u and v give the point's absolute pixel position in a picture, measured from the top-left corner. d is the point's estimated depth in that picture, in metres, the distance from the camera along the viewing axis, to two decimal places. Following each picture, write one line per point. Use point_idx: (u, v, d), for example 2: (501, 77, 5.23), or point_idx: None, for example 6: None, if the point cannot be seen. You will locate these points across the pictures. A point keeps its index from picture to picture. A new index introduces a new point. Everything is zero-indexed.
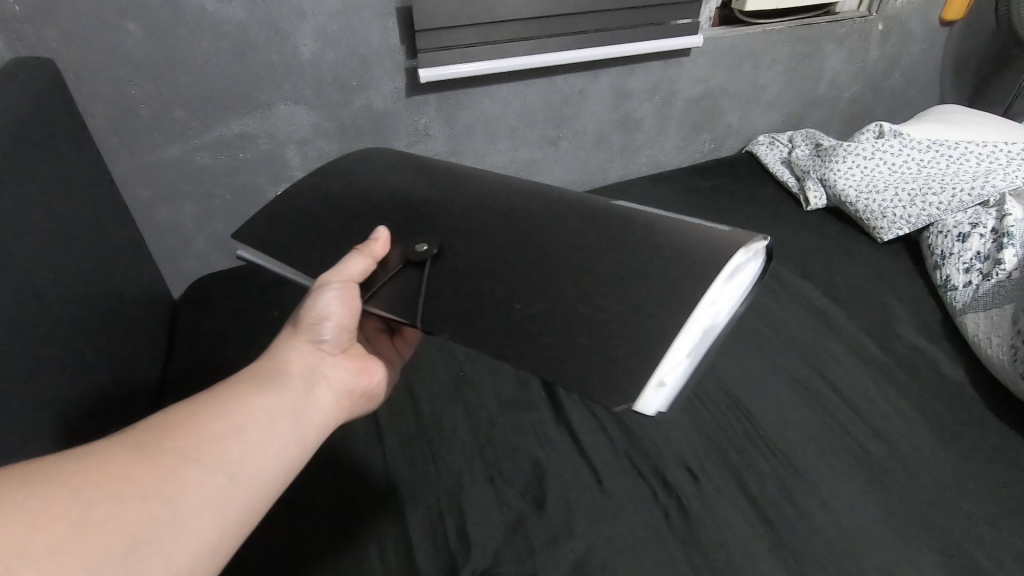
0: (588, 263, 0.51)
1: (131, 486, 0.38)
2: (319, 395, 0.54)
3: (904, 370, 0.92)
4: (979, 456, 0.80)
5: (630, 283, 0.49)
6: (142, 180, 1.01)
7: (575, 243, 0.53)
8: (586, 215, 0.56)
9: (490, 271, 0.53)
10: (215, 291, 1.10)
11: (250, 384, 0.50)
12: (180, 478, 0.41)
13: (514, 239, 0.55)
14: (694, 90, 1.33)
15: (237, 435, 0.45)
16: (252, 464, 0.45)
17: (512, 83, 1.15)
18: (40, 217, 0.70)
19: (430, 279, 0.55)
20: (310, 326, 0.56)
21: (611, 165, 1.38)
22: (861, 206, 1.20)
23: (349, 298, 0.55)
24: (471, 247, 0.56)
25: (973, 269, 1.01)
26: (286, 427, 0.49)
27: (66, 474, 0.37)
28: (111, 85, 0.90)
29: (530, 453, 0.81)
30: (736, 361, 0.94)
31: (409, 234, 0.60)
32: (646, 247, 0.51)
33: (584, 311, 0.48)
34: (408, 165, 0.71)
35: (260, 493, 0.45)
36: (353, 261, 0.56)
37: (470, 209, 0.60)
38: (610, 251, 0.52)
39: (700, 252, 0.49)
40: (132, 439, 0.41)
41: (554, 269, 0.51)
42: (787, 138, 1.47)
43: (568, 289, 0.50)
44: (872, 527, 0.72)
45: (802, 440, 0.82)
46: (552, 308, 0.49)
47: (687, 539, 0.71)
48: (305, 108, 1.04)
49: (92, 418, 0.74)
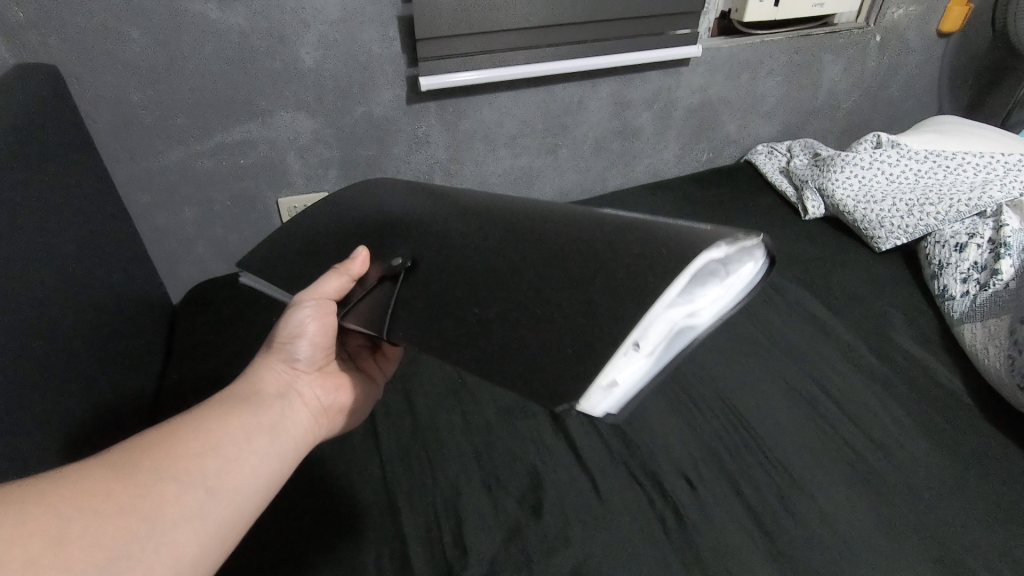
0: (560, 263, 0.50)
1: (110, 503, 0.38)
2: (292, 410, 0.57)
3: (901, 380, 0.92)
4: (978, 466, 0.80)
5: (598, 277, 0.47)
6: (143, 185, 1.01)
7: (551, 244, 0.52)
8: (562, 215, 0.55)
9: (458, 281, 0.54)
10: (215, 297, 1.10)
11: (223, 404, 0.52)
12: (158, 493, 0.41)
13: (490, 246, 0.55)
14: (692, 99, 1.33)
15: (214, 451, 0.46)
16: (231, 479, 0.46)
17: (512, 92, 1.16)
18: (40, 221, 0.70)
19: (400, 292, 0.56)
20: (284, 345, 0.60)
21: (610, 173, 1.39)
22: (859, 215, 1.21)
23: (324, 315, 0.58)
24: (448, 258, 0.56)
25: (970, 279, 1.02)
26: (262, 443, 0.50)
27: (43, 493, 0.37)
28: (113, 91, 0.90)
29: (528, 461, 0.80)
30: (733, 369, 0.94)
31: (389, 250, 0.61)
32: (612, 246, 0.49)
33: (551, 311, 0.47)
34: (403, 190, 0.73)
35: (240, 508, 0.46)
36: (326, 281, 0.59)
37: (448, 223, 0.61)
38: (583, 249, 0.50)
39: (667, 244, 0.47)
40: (108, 459, 0.41)
41: (520, 273, 0.51)
42: (785, 148, 1.47)
43: (529, 292, 0.49)
44: (870, 537, 0.72)
45: (800, 449, 0.82)
46: (512, 312, 0.49)
47: (684, 547, 0.71)
48: (306, 115, 1.05)
49: (91, 424, 0.74)
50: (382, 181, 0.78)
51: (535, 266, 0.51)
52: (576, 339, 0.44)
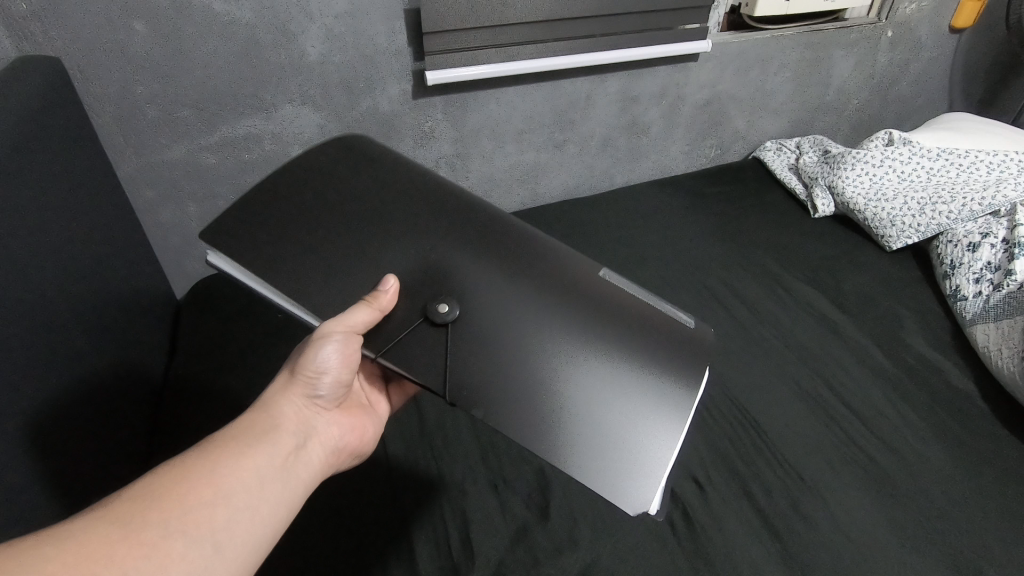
0: (591, 338, 0.58)
1: (110, 568, 0.37)
2: (310, 452, 0.54)
3: (912, 380, 0.91)
4: (991, 470, 0.78)
5: (627, 357, 0.57)
6: (147, 179, 1.01)
7: (580, 321, 0.59)
8: (581, 289, 0.62)
9: (505, 341, 0.57)
10: (220, 293, 1.10)
11: (241, 445, 0.49)
12: (162, 553, 0.40)
13: (524, 306, 0.59)
14: (701, 94, 1.32)
15: (225, 500, 0.45)
16: (239, 532, 0.44)
17: (519, 87, 1.14)
18: (41, 216, 0.69)
19: (452, 343, 0.57)
20: (307, 379, 0.56)
21: (617, 169, 1.38)
22: (870, 214, 1.20)
23: (348, 347, 0.56)
24: (496, 312, 0.59)
25: (983, 279, 1.00)
26: (275, 490, 0.48)
27: (43, 559, 0.36)
28: (117, 85, 0.89)
29: (535, 461, 0.80)
30: (742, 368, 0.93)
31: (418, 286, 0.60)
32: (634, 340, 0.59)
33: (596, 397, 0.55)
34: (380, 172, 0.69)
35: (246, 561, 0.45)
36: (358, 312, 0.56)
37: (485, 262, 0.62)
38: (605, 327, 0.59)
39: (679, 357, 0.59)
40: (114, 513, 0.40)
41: (561, 354, 0.57)
42: (794, 144, 1.46)
43: (578, 379, 0.55)
44: (881, 539, 0.71)
45: (810, 451, 0.81)
46: (565, 396, 0.55)
47: (693, 549, 0.70)
48: (310, 108, 1.04)
49: (88, 421, 0.73)
50: (359, 148, 0.71)
51: (568, 342, 0.57)
52: (630, 433, 0.53)
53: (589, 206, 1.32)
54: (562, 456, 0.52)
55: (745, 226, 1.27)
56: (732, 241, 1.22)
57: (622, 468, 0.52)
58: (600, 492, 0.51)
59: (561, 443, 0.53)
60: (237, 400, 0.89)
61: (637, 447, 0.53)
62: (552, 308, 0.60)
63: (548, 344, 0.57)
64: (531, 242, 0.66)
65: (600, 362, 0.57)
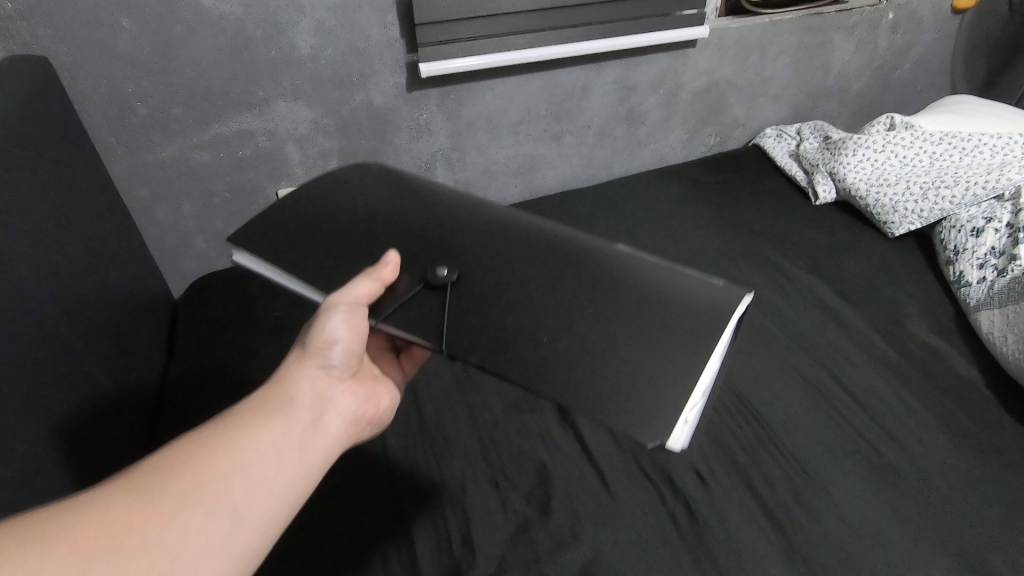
0: (605, 314, 0.56)
1: (126, 541, 0.38)
2: (327, 424, 0.54)
3: (916, 368, 0.90)
4: (996, 457, 0.78)
5: (647, 330, 0.55)
6: (141, 179, 1.00)
7: (592, 279, 0.59)
8: (595, 249, 0.63)
9: (507, 301, 0.58)
10: (217, 291, 1.09)
11: (255, 418, 0.49)
12: (178, 526, 0.40)
13: (532, 273, 0.61)
14: (700, 82, 1.30)
15: (240, 474, 0.45)
16: (254, 505, 0.45)
17: (514, 78, 1.13)
18: (34, 218, 0.69)
19: (450, 304, 0.58)
20: (318, 350, 0.56)
21: (615, 160, 1.36)
22: (872, 200, 1.18)
23: (356, 319, 0.56)
24: (499, 276, 0.60)
25: (987, 265, 0.99)
26: (291, 462, 0.48)
27: (65, 530, 0.37)
28: (107, 83, 0.88)
29: (535, 456, 0.79)
30: (743, 359, 0.92)
31: (419, 256, 0.63)
32: (652, 289, 0.58)
33: (612, 344, 0.54)
34: (394, 185, 0.73)
35: (264, 532, 0.45)
36: (360, 284, 0.57)
37: (486, 237, 0.64)
38: (618, 301, 0.57)
39: (708, 301, 0.56)
40: (131, 485, 0.41)
41: (573, 311, 0.57)
42: (795, 130, 1.44)
43: (592, 330, 0.55)
44: (885, 529, 0.70)
45: (812, 441, 0.80)
46: (578, 346, 0.55)
47: (695, 542, 0.70)
48: (304, 104, 1.02)
49: (96, 425, 0.73)
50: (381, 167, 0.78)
51: (579, 299, 0.58)
52: (651, 373, 0.52)
53: (587, 198, 1.31)
54: (580, 398, 0.52)
55: (745, 214, 1.25)
56: (732, 230, 1.21)
57: (644, 406, 0.51)
58: (623, 428, 0.50)
59: (581, 388, 0.52)
60: (235, 397, 0.89)
61: (662, 386, 0.51)
62: (564, 273, 0.60)
63: (559, 320, 0.56)
64: (541, 231, 0.66)
65: (621, 330, 0.55)
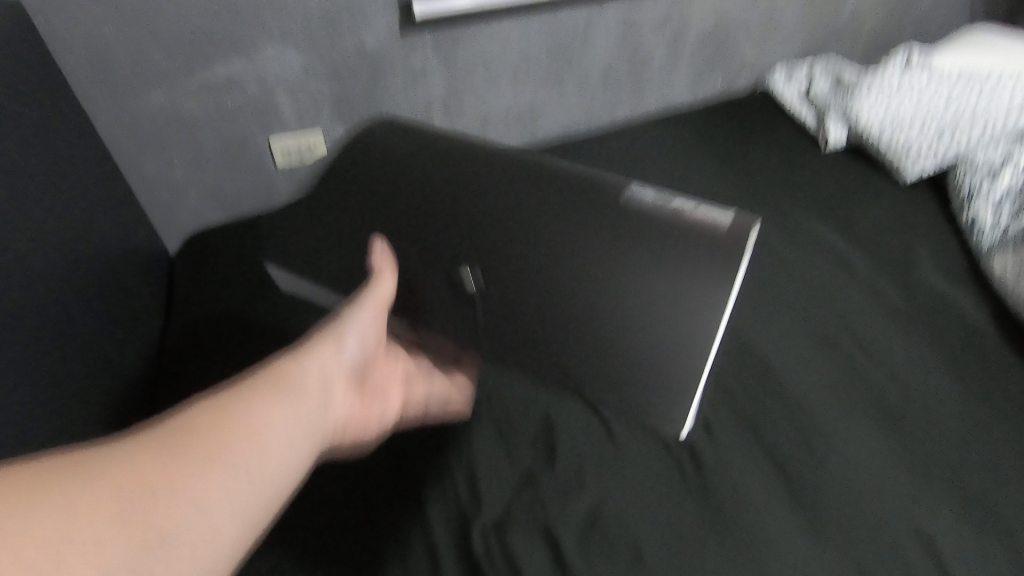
0: (607, 266, 0.67)
1: (159, 486, 0.35)
2: (334, 398, 0.52)
3: (925, 315, 0.89)
4: (1005, 402, 0.77)
5: (647, 273, 0.66)
6: (126, 131, 0.96)
7: (603, 244, 0.68)
8: (604, 206, 0.70)
9: (521, 297, 0.70)
10: (214, 247, 1.07)
11: (268, 380, 0.47)
12: (202, 474, 0.37)
13: (543, 250, 0.70)
14: (707, 22, 1.24)
15: (260, 428, 0.42)
16: (274, 458, 0.42)
17: (513, 19, 1.08)
18: (12, 169, 0.66)
19: (480, 310, 0.71)
20: (332, 335, 0.56)
21: (618, 106, 1.31)
22: (885, 141, 1.14)
23: (371, 322, 0.62)
24: (516, 258, 0.71)
25: (1004, 207, 0.97)
26: (305, 425, 0.47)
27: (85, 473, 0.33)
28: (83, 27, 0.84)
29: (541, 407, 0.79)
30: (751, 308, 0.91)
31: (439, 258, 0.74)
32: (663, 238, 0.66)
33: (625, 318, 0.66)
34: (404, 163, 0.82)
35: (277, 491, 0.42)
36: (380, 287, 0.64)
37: (496, 216, 0.73)
38: (624, 247, 0.67)
39: (713, 241, 0.65)
40: (148, 434, 0.38)
41: (582, 291, 0.68)
42: (806, 71, 1.35)
43: (606, 308, 0.67)
44: (893, 476, 0.70)
45: (821, 391, 0.80)
46: (588, 335, 0.67)
47: (702, 490, 0.70)
48: (294, 49, 0.98)
49: (89, 388, 0.72)
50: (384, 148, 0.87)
51: (595, 265, 0.68)
52: (662, 347, 0.65)
53: (591, 146, 1.27)
54: (601, 381, 0.67)
55: (753, 161, 1.21)
56: (740, 178, 1.18)
57: (651, 401, 0.66)
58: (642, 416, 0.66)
59: (604, 370, 0.67)
60: (232, 361, 0.86)
61: (674, 354, 0.64)
62: (576, 240, 0.69)
63: (576, 285, 0.68)
64: (550, 177, 0.74)
65: (635, 290, 0.66)
